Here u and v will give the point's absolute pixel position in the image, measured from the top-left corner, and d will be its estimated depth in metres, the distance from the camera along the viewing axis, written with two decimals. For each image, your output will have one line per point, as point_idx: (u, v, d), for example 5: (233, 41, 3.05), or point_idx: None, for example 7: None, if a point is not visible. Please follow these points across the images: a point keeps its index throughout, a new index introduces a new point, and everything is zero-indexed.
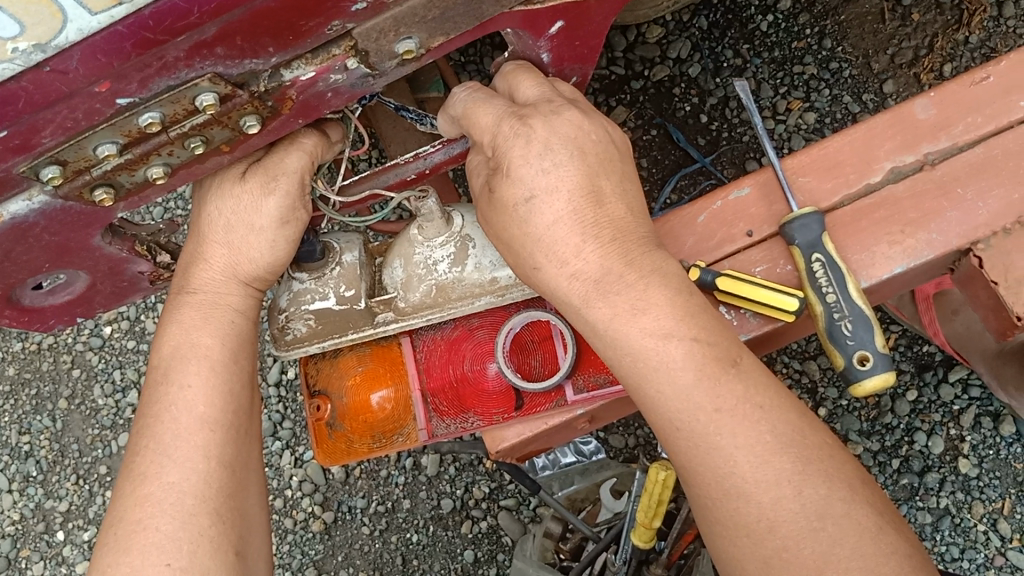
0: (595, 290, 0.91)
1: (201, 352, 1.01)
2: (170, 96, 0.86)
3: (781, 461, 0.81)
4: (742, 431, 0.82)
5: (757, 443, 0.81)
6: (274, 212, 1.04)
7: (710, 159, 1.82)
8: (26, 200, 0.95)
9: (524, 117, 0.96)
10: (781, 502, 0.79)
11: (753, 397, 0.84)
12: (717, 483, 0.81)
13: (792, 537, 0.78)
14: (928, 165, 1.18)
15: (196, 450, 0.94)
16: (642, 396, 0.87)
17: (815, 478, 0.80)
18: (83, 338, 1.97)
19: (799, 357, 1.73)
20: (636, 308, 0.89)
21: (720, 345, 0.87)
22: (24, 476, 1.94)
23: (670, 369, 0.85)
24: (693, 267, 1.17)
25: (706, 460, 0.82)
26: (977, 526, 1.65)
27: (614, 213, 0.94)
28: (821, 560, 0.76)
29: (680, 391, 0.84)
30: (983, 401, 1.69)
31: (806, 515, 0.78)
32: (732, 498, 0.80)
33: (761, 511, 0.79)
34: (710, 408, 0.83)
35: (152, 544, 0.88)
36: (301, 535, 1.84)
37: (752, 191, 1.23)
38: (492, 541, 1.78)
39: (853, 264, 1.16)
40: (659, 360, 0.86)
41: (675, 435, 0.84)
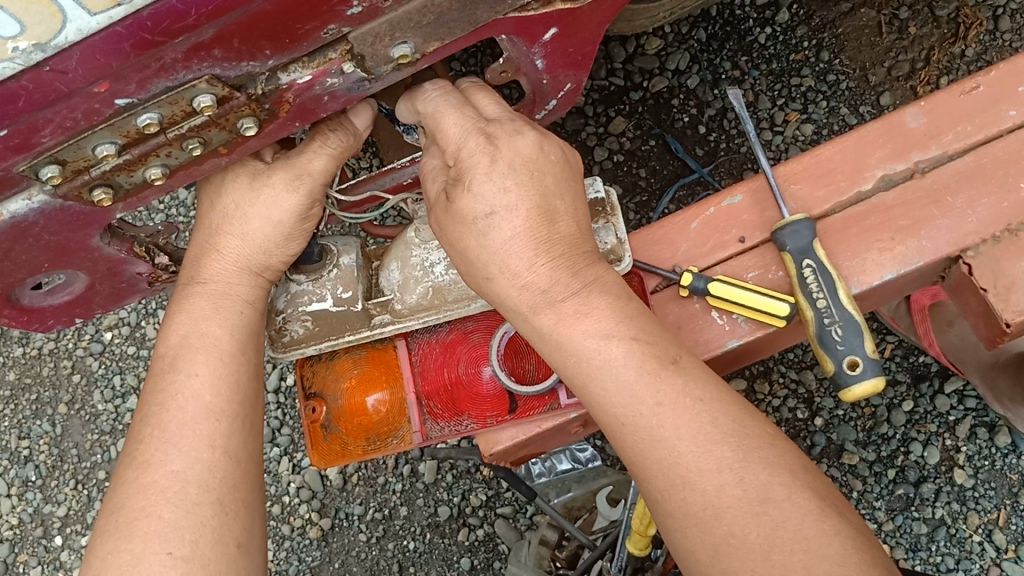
0: (542, 300, 0.93)
1: (209, 341, 1.03)
2: (169, 98, 0.87)
3: (721, 451, 0.81)
4: (684, 423, 0.83)
5: (698, 433, 0.82)
6: (294, 207, 1.09)
7: (708, 169, 1.83)
8: (26, 200, 0.96)
9: (490, 134, 0.98)
10: (724, 488, 0.79)
11: (692, 391, 0.85)
12: (663, 473, 0.81)
13: (738, 523, 0.77)
14: (918, 174, 1.20)
15: (202, 439, 0.95)
16: (589, 400, 0.89)
17: (757, 465, 0.80)
18: (84, 343, 1.99)
19: (796, 367, 1.74)
20: (580, 312, 0.92)
21: (660, 344, 0.89)
22: (23, 480, 1.95)
23: (612, 366, 0.87)
24: (686, 274, 1.19)
25: (651, 452, 0.83)
26: (973, 536, 1.65)
27: (566, 231, 0.96)
28: (768, 543, 0.75)
29: (624, 387, 0.86)
30: (979, 411, 1.70)
31: (750, 501, 0.78)
32: (679, 488, 0.80)
33: (707, 500, 0.79)
34: (652, 402, 0.85)
35: (155, 531, 0.88)
36: (298, 541, 1.84)
37: (744, 198, 1.25)
38: (488, 549, 1.78)
39: (844, 271, 1.17)
40: (602, 358, 0.88)
41: (620, 432, 0.86)
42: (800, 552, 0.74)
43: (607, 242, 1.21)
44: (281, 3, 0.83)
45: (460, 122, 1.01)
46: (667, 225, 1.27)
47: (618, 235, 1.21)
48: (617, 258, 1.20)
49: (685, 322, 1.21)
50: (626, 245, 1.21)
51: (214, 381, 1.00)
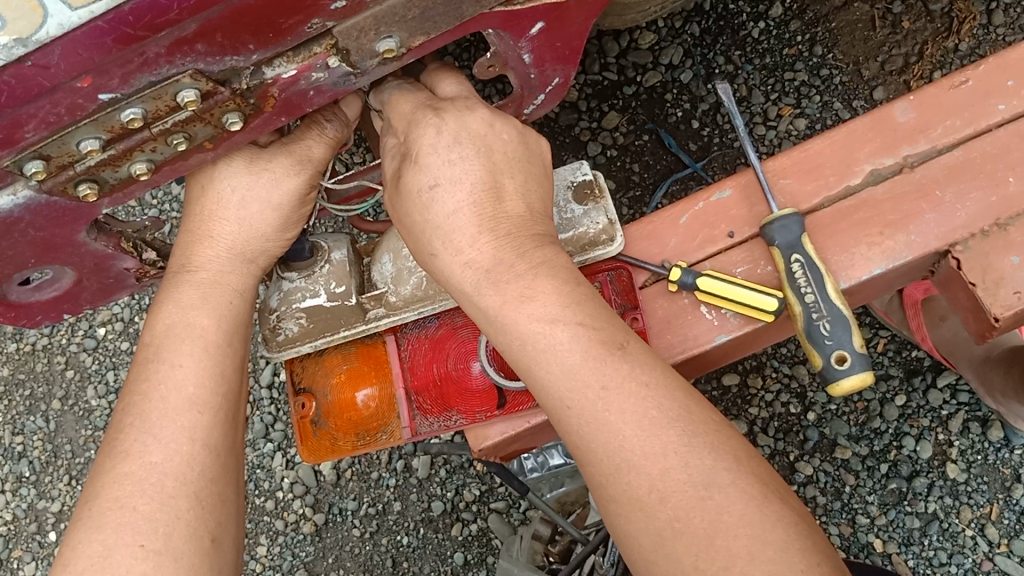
0: (486, 281, 0.92)
1: (196, 332, 1.03)
2: (152, 92, 0.87)
3: (667, 435, 0.79)
4: (627, 406, 0.80)
5: (643, 417, 0.80)
6: (293, 192, 1.11)
7: (701, 164, 1.83)
8: (11, 195, 0.96)
9: (439, 110, 1.01)
10: (669, 473, 0.77)
11: (636, 376, 0.83)
12: (609, 457, 0.79)
13: (682, 507, 0.75)
14: (906, 168, 1.20)
15: (182, 431, 0.95)
16: (533, 381, 0.86)
17: (701, 449, 0.78)
18: (77, 339, 1.98)
19: (789, 362, 1.73)
20: (525, 296, 0.89)
21: (606, 330, 0.86)
22: (17, 476, 1.95)
23: (556, 351, 0.84)
24: (674, 269, 1.20)
25: (598, 437, 0.80)
26: (965, 531, 1.65)
27: (513, 210, 0.96)
28: (711, 528, 0.73)
29: (567, 370, 0.83)
30: (972, 406, 1.70)
31: (694, 484, 0.76)
32: (624, 472, 0.78)
33: (650, 482, 0.77)
34: (596, 387, 0.82)
35: (127, 523, 0.88)
36: (292, 537, 1.84)
37: (733, 192, 1.25)
38: (481, 544, 1.78)
39: (832, 265, 1.17)
40: (546, 343, 0.85)
41: (565, 416, 0.83)
42: (743, 537, 0.72)
43: (599, 223, 1.21)
44: None
45: (413, 101, 1.06)
46: (657, 219, 1.26)
47: (608, 215, 1.21)
48: (610, 239, 1.21)
49: (674, 318, 1.21)
50: (617, 226, 1.21)
51: (198, 370, 1.00)
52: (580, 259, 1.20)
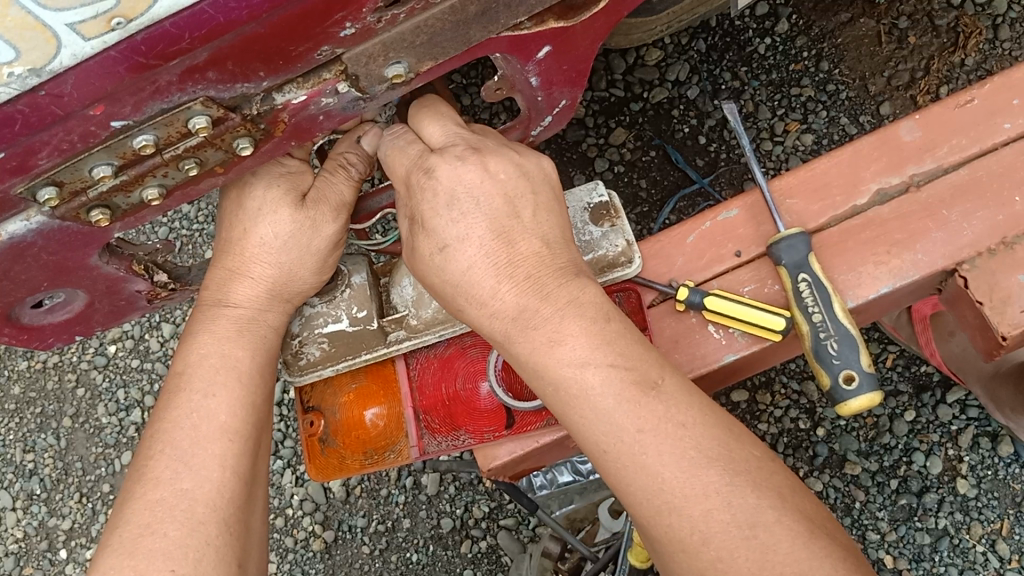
0: (514, 328, 0.93)
1: (231, 362, 1.05)
2: (164, 119, 0.88)
3: (707, 475, 0.80)
4: (662, 448, 0.82)
5: (680, 458, 0.81)
6: (331, 238, 1.13)
7: (708, 180, 1.83)
8: (24, 220, 0.97)
9: (432, 164, 0.98)
10: (712, 513, 0.78)
11: (675, 416, 0.84)
12: (650, 500, 0.80)
13: (727, 547, 0.76)
14: (913, 187, 1.20)
15: (213, 458, 0.97)
16: (571, 422, 0.88)
17: (745, 488, 0.79)
18: (88, 356, 1.99)
19: (798, 377, 1.74)
20: (553, 340, 0.90)
21: (639, 368, 0.87)
22: (28, 493, 1.96)
23: (590, 395, 0.86)
24: (682, 288, 1.20)
25: (638, 479, 0.82)
26: (976, 547, 1.65)
27: (530, 250, 0.95)
28: (757, 567, 0.75)
29: (603, 414, 0.85)
30: (981, 422, 1.69)
31: (738, 524, 0.77)
32: (664, 515, 0.79)
33: (692, 524, 0.78)
34: (631, 429, 0.83)
35: (159, 549, 0.89)
36: (301, 554, 1.85)
37: (740, 213, 1.25)
38: (491, 561, 1.79)
39: (840, 284, 1.18)
40: (579, 387, 0.87)
41: (602, 459, 0.85)
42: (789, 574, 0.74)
43: (618, 245, 1.22)
44: (275, 26, 0.83)
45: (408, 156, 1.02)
46: (665, 238, 1.27)
47: (626, 237, 1.22)
48: (628, 261, 1.22)
49: (683, 337, 1.21)
50: (636, 247, 1.22)
51: (232, 402, 1.02)
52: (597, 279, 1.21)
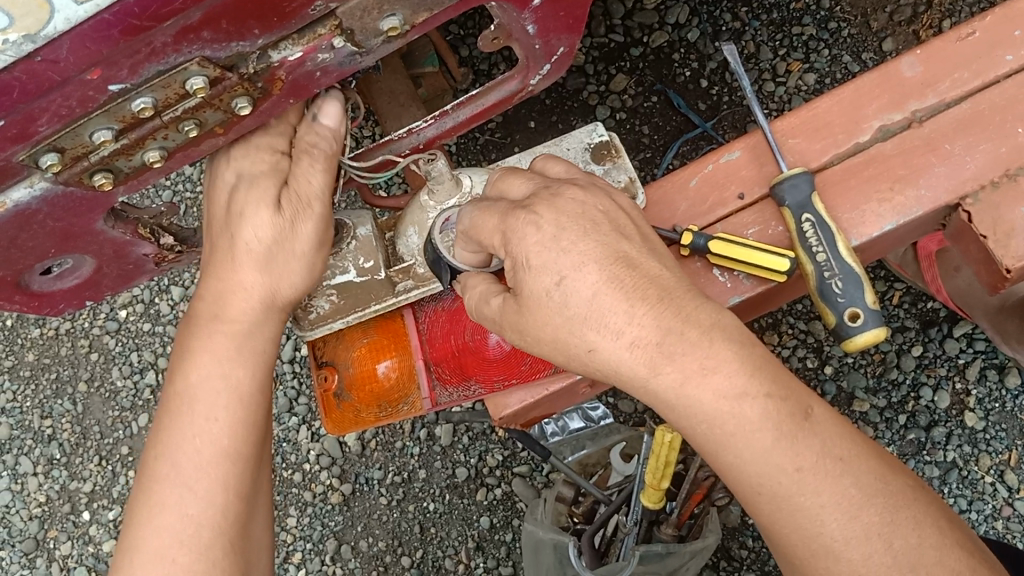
0: (659, 355, 0.81)
1: (242, 339, 1.08)
2: (161, 81, 0.88)
3: (846, 489, 0.82)
4: (828, 491, 0.81)
5: (835, 484, 0.81)
6: (311, 235, 1.10)
7: (710, 124, 1.82)
8: (28, 187, 0.97)
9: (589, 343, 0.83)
10: (849, 507, 0.81)
11: (832, 450, 0.83)
12: (838, 481, 0.82)
13: (850, 519, 0.81)
14: (915, 123, 1.20)
15: (225, 434, 1.03)
16: (720, 464, 0.83)
17: (905, 527, 0.81)
18: (99, 322, 2.01)
19: (805, 318, 1.74)
20: (705, 368, 0.81)
21: (791, 398, 0.83)
22: (48, 458, 1.99)
23: (747, 433, 0.81)
24: (686, 232, 1.18)
25: (792, 521, 0.82)
26: (985, 477, 1.66)
27: (648, 271, 0.85)
28: (846, 504, 0.81)
29: (760, 453, 0.81)
30: (988, 354, 1.70)
31: (855, 503, 0.81)
32: (821, 557, 0.81)
33: (839, 532, 0.81)
34: (790, 470, 0.81)
35: (167, 528, 0.97)
36: (320, 507, 1.87)
37: (742, 154, 1.25)
38: (506, 507, 1.81)
39: (844, 223, 1.17)
40: (735, 424, 0.81)
41: (756, 499, 0.83)
42: (850, 490, 0.82)
43: (621, 181, 1.25)
44: None
45: None
46: (668, 183, 1.27)
47: (630, 173, 1.25)
48: (632, 195, 1.24)
49: (687, 281, 1.22)
50: (638, 182, 1.24)
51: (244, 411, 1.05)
52: None
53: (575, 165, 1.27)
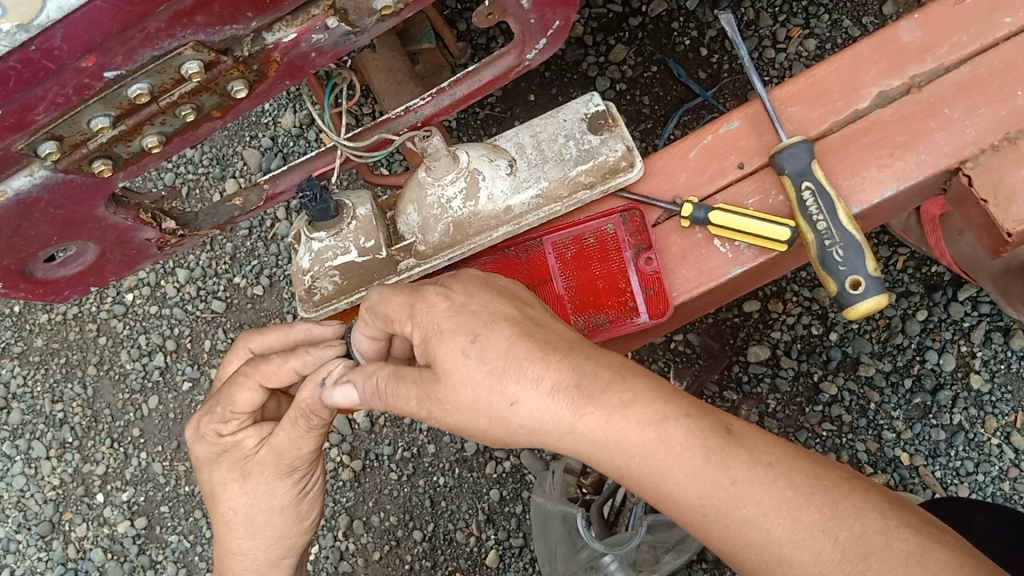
0: (581, 395, 0.87)
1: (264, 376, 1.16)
2: (156, 67, 0.88)
3: (809, 514, 0.82)
4: (765, 496, 0.84)
5: (782, 503, 0.83)
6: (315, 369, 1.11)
7: (711, 92, 1.81)
8: (28, 176, 0.97)
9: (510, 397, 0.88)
10: (793, 516, 0.83)
11: (761, 458, 0.86)
12: (772, 490, 0.84)
13: (789, 529, 0.83)
14: (914, 88, 1.19)
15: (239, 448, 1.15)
16: (660, 493, 0.87)
17: (847, 518, 0.82)
18: (106, 306, 2.02)
19: (810, 285, 1.74)
20: (627, 400, 0.87)
21: (710, 418, 0.88)
22: (61, 442, 2.01)
23: (677, 455, 0.85)
24: (686, 204, 1.20)
25: (742, 536, 0.84)
26: (991, 440, 1.66)
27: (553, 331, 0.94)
28: (785, 508, 0.83)
29: (694, 473, 0.85)
30: (993, 316, 1.69)
31: (790, 503, 0.83)
32: (776, 566, 0.83)
33: (786, 536, 0.82)
34: (726, 484, 0.84)
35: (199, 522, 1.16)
36: (331, 483, 1.89)
37: (741, 124, 1.24)
38: (516, 479, 1.81)
39: (844, 190, 1.18)
40: (662, 450, 0.86)
41: (702, 521, 0.86)
42: (787, 493, 0.84)
43: (618, 151, 1.25)
44: None
45: None
46: (667, 155, 1.27)
47: (626, 143, 1.25)
48: (630, 165, 1.24)
49: (689, 253, 1.22)
50: (636, 152, 1.25)
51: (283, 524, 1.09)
52: (600, 186, 1.24)
53: (572, 137, 1.26)
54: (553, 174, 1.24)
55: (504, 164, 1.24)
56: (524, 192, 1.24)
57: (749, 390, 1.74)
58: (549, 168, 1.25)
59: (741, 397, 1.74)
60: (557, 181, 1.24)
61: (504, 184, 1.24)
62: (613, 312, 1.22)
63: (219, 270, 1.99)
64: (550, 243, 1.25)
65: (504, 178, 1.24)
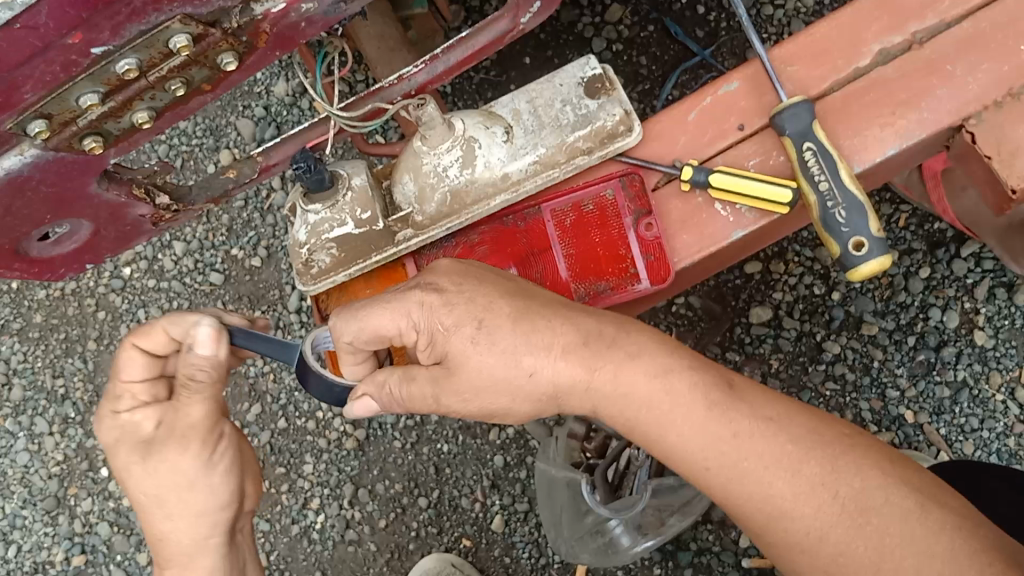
0: (592, 355, 0.97)
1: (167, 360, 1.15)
2: (144, 41, 0.86)
3: (810, 468, 0.90)
4: (765, 450, 0.91)
5: (782, 455, 0.91)
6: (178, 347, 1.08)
7: (709, 51, 1.78)
8: (18, 155, 0.96)
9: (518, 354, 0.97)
10: (797, 472, 0.90)
11: (761, 412, 0.94)
12: (776, 449, 0.91)
13: (789, 490, 0.89)
14: (916, 44, 1.17)
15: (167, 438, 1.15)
16: (665, 447, 0.96)
17: (847, 473, 0.89)
18: (104, 280, 2.01)
19: (811, 245, 1.73)
20: (632, 353, 0.97)
21: (713, 374, 0.97)
22: (63, 417, 2.01)
23: (681, 407, 0.94)
24: (686, 167, 1.19)
25: (746, 489, 0.91)
26: (995, 396, 1.66)
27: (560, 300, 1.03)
28: (788, 464, 0.90)
29: (697, 425, 0.93)
30: (996, 272, 1.68)
31: (791, 457, 0.90)
32: (778, 519, 0.90)
33: (787, 490, 0.89)
34: (728, 435, 0.92)
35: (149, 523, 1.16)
36: (336, 453, 1.89)
37: (741, 85, 1.22)
38: (520, 445, 1.82)
39: (846, 150, 1.16)
40: (668, 403, 0.95)
41: (705, 475, 0.93)
42: (789, 449, 0.91)
43: (615, 114, 1.23)
44: None
45: None
46: (665, 118, 1.25)
47: (623, 106, 1.23)
48: (628, 129, 1.22)
49: (690, 217, 1.21)
50: (634, 115, 1.23)
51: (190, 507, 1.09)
52: (598, 152, 1.22)
53: (570, 102, 1.24)
54: (551, 140, 1.23)
55: (500, 131, 1.22)
56: (521, 159, 1.22)
57: (751, 351, 1.74)
58: (546, 134, 1.23)
59: (743, 358, 1.74)
60: (555, 147, 1.22)
61: (501, 152, 1.22)
62: (613, 279, 1.21)
63: (216, 242, 1.97)
64: (549, 210, 1.24)
65: (501, 145, 1.22)
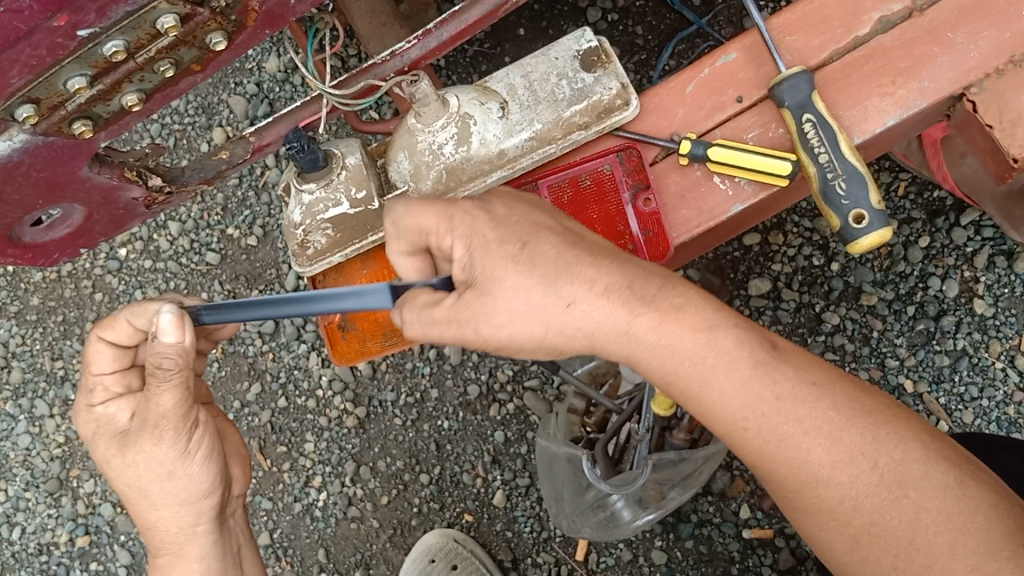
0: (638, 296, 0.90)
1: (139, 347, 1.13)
2: (131, 22, 0.85)
3: (850, 436, 0.87)
4: (808, 417, 0.87)
5: (823, 421, 0.87)
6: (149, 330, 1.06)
7: (706, 20, 1.76)
8: (8, 140, 0.95)
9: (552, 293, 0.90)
10: (837, 440, 0.87)
11: (805, 376, 0.90)
12: (820, 418, 0.87)
13: (828, 461, 0.86)
14: (916, 12, 1.15)
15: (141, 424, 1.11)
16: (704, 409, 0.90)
17: (887, 445, 0.86)
18: (100, 262, 1.99)
19: (810, 216, 1.72)
20: (679, 304, 0.90)
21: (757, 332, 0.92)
22: (63, 400, 2.00)
23: (728, 363, 0.89)
24: (684, 141, 1.17)
25: (783, 453, 0.88)
26: (995, 364, 1.66)
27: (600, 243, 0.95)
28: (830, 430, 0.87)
29: (740, 384, 0.88)
30: (996, 240, 1.67)
31: (833, 425, 0.87)
32: (812, 486, 0.87)
33: (824, 460, 0.86)
34: (771, 398, 0.88)
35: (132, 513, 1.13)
36: (336, 431, 1.89)
37: (739, 55, 1.21)
38: (520, 421, 1.81)
39: (846, 121, 1.15)
40: (715, 357, 0.89)
41: (742, 436, 0.89)
42: (826, 418, 0.87)
43: (612, 88, 1.21)
44: None
45: None
46: (663, 91, 1.23)
47: (620, 79, 1.21)
48: (625, 103, 1.21)
49: (688, 191, 1.20)
50: (631, 89, 1.21)
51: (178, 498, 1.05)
52: (595, 127, 1.21)
53: (565, 76, 1.22)
54: (547, 115, 1.21)
55: (495, 107, 1.21)
56: (517, 135, 1.21)
57: None
58: (542, 109, 1.21)
59: None
60: (551, 123, 1.21)
61: (496, 128, 1.21)
62: None
63: (211, 222, 1.96)
64: (546, 186, 1.22)
65: (496, 121, 1.21)
